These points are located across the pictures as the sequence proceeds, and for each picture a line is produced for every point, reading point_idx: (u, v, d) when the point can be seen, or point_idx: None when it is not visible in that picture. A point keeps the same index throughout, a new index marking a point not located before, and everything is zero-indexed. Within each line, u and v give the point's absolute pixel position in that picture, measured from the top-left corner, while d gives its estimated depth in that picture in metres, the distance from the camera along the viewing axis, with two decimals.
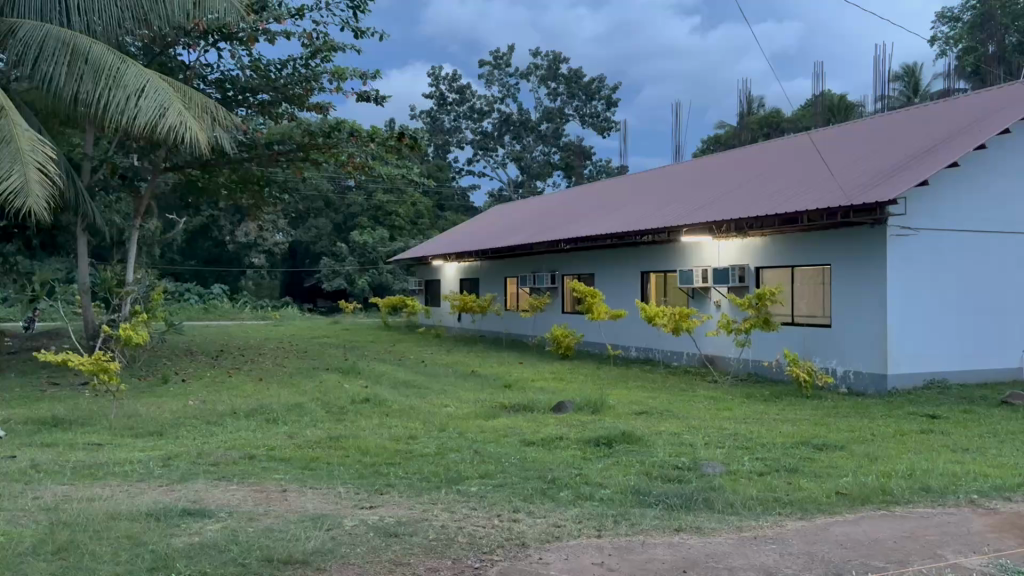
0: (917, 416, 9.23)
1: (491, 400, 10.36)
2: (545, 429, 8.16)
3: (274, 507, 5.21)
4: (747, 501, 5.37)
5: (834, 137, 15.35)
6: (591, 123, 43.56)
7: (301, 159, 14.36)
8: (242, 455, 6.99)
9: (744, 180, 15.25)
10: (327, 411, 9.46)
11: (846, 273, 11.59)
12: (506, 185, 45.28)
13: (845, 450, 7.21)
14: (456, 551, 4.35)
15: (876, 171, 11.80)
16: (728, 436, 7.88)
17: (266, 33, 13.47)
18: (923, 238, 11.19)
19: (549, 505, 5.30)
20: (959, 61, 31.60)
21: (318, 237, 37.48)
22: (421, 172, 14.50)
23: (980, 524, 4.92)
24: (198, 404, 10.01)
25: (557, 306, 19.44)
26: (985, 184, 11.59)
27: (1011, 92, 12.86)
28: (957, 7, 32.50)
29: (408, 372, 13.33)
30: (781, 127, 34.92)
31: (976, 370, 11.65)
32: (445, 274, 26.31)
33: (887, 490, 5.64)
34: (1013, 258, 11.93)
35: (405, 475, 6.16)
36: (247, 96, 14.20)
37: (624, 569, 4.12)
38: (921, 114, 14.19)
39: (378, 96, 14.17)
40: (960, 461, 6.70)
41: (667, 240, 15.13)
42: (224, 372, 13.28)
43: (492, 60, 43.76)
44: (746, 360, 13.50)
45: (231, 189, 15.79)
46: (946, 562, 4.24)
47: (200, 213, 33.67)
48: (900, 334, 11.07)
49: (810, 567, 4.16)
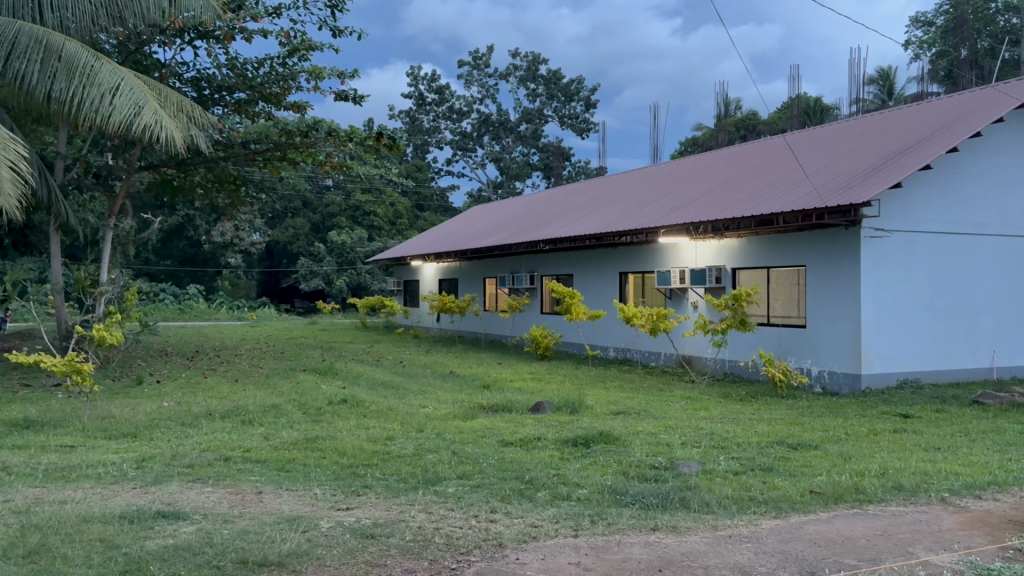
0: (891, 416, 9.31)
1: (469, 400, 10.39)
2: (523, 430, 8.19)
3: (250, 509, 5.17)
4: (721, 499, 5.43)
5: (810, 140, 15.46)
6: (570, 123, 43.65)
7: (277, 157, 14.27)
8: (218, 456, 6.95)
9: (721, 180, 15.39)
10: (303, 413, 9.43)
11: (820, 275, 11.71)
12: (485, 185, 45.20)
13: (818, 450, 7.26)
14: (432, 552, 4.34)
15: (849, 173, 11.97)
16: (704, 436, 7.91)
17: (243, 31, 13.38)
18: (897, 239, 11.32)
19: (527, 505, 5.32)
20: (932, 65, 31.85)
21: (295, 237, 37.39)
22: (400, 172, 14.45)
23: (950, 522, 4.99)
24: (173, 405, 9.95)
25: (536, 307, 19.48)
26: (958, 186, 11.80)
27: (982, 96, 13.06)
28: (931, 12, 32.64)
29: (387, 374, 13.24)
30: (757, 130, 35.31)
31: (949, 371, 11.80)
32: (424, 273, 26.28)
33: (860, 488, 5.71)
34: (983, 260, 12.12)
35: (383, 476, 6.16)
36: (223, 95, 14.12)
37: (600, 569, 4.13)
38: (897, 117, 14.31)
39: (357, 95, 14.06)
40: (932, 460, 6.77)
41: (645, 241, 15.19)
42: (199, 373, 13.20)
43: (471, 61, 43.79)
44: (723, 360, 13.60)
45: (207, 188, 15.64)
46: (916, 560, 4.29)
47: (175, 213, 33.40)
48: (874, 335, 11.20)
49: (784, 565, 4.19)
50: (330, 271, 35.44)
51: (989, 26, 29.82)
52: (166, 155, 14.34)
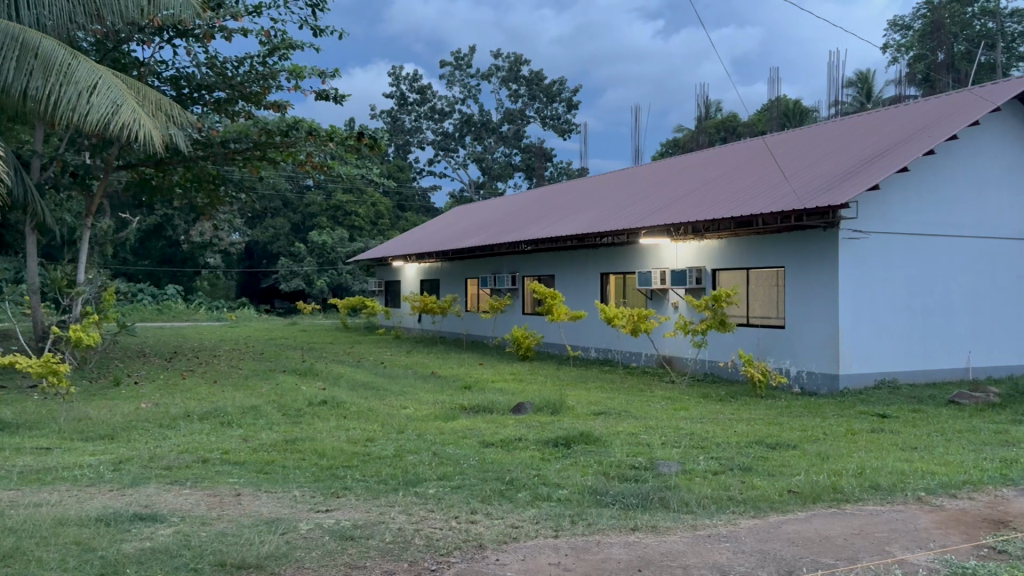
0: (868, 416, 9.40)
1: (450, 401, 10.38)
2: (505, 430, 8.21)
3: (228, 512, 5.13)
4: (700, 498, 5.45)
5: (789, 143, 15.57)
6: (551, 124, 43.72)
7: (256, 157, 14.17)
8: (196, 458, 6.89)
9: (702, 182, 15.46)
10: (283, 414, 9.37)
11: (799, 276, 11.79)
12: (467, 185, 45.18)
13: (796, 449, 7.32)
14: (412, 554, 4.33)
15: (827, 175, 12.05)
16: (684, 436, 7.95)
17: (223, 30, 13.30)
18: (874, 241, 11.43)
19: (508, 505, 5.33)
20: (910, 69, 32.14)
21: (275, 237, 37.19)
22: (381, 172, 14.42)
23: (926, 521, 5.04)
24: (151, 407, 9.85)
25: (518, 307, 19.49)
26: (933, 189, 11.95)
27: (959, 99, 13.19)
28: (908, 15, 32.92)
29: (368, 375, 13.15)
30: (737, 132, 35.55)
31: (926, 371, 11.92)
32: (406, 274, 26.21)
33: (838, 487, 5.76)
34: (960, 262, 12.27)
35: (363, 478, 6.13)
36: (202, 94, 14.01)
37: (580, 569, 4.14)
38: (875, 120, 14.44)
39: (337, 94, 14.00)
40: (909, 459, 6.84)
41: (626, 242, 15.24)
42: (178, 374, 13.03)
43: (453, 61, 43.72)
44: (703, 360, 13.67)
45: (185, 187, 15.51)
46: (893, 559, 4.33)
47: (153, 213, 33.06)
48: (852, 335, 11.29)
49: (763, 565, 4.22)
50: (310, 271, 35.24)
51: (965, 30, 30.21)
52: (145, 154, 14.20)
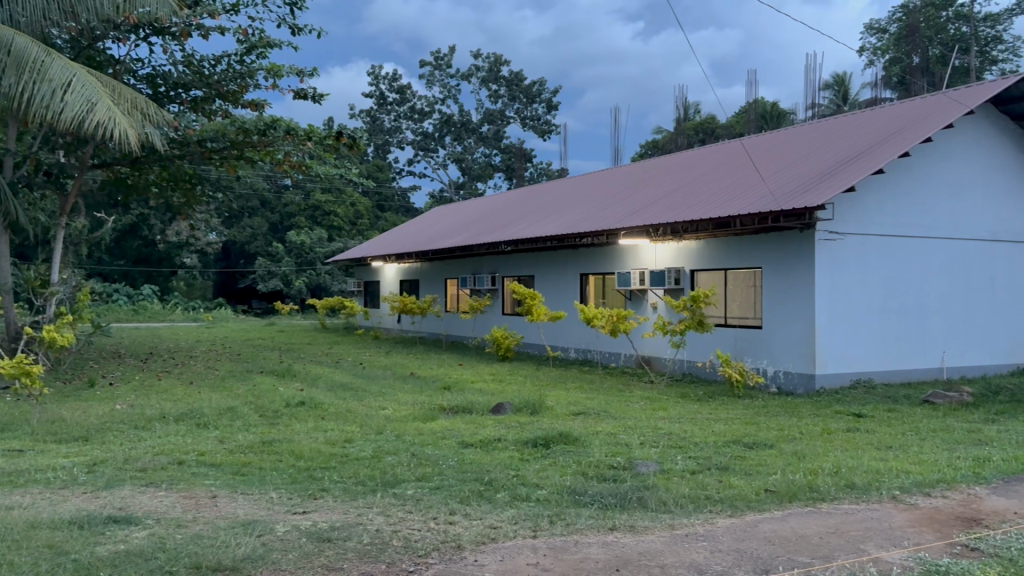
0: (844, 415, 9.48)
1: (429, 402, 10.35)
2: (484, 431, 8.21)
3: (204, 514, 5.09)
4: (678, 498, 5.48)
5: (767, 144, 15.68)
6: (531, 125, 43.75)
7: (234, 156, 14.05)
8: (171, 460, 6.82)
9: (680, 183, 15.53)
10: (260, 415, 9.30)
11: (776, 277, 11.88)
12: (447, 185, 45.11)
13: (773, 448, 7.38)
14: (390, 555, 4.31)
15: (804, 177, 12.15)
16: (662, 436, 7.97)
17: (200, 27, 13.19)
18: (850, 242, 11.54)
19: (487, 506, 5.33)
20: (885, 72, 32.46)
21: (253, 237, 36.96)
22: (359, 172, 14.36)
23: (900, 519, 5.09)
24: (126, 408, 9.75)
25: (498, 308, 19.49)
26: (908, 191, 12.09)
27: (933, 103, 13.34)
28: (884, 18, 33.19)
29: (346, 376, 13.08)
30: (716, 134, 35.77)
31: (901, 371, 12.04)
32: (385, 274, 26.14)
33: (814, 486, 5.80)
34: (934, 263, 12.41)
35: (340, 479, 6.10)
36: (178, 92, 13.89)
37: (558, 569, 4.14)
38: (851, 122, 14.57)
39: (316, 93, 13.92)
40: (884, 459, 6.91)
41: (605, 243, 15.28)
42: (153, 376, 12.87)
43: (433, 61, 43.62)
44: (681, 360, 13.74)
45: (161, 186, 15.35)
46: (868, 557, 4.37)
47: (129, 212, 32.69)
48: (828, 335, 11.38)
49: (739, 563, 4.24)
50: (288, 271, 35.01)
51: (940, 34, 30.56)
52: (120, 153, 14.03)
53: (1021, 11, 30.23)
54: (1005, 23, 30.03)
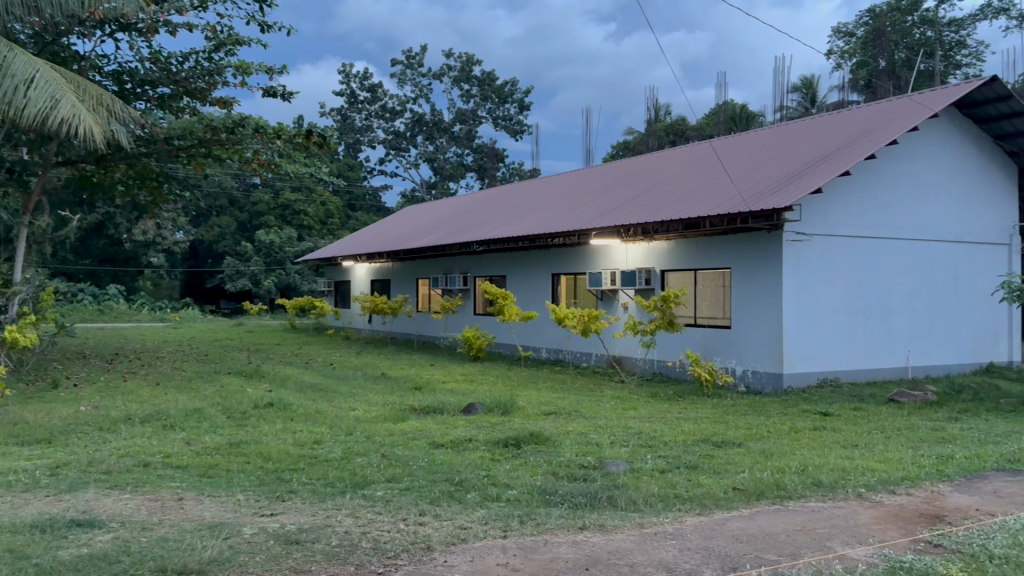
0: (811, 414, 9.60)
1: (399, 402, 10.29)
2: (455, 431, 8.19)
3: (169, 517, 5.02)
4: (647, 497, 5.50)
5: (736, 146, 15.82)
6: (503, 125, 43.77)
7: (201, 154, 13.85)
8: (136, 462, 6.73)
9: (651, 184, 15.62)
10: (227, 417, 9.20)
11: (745, 277, 11.99)
12: (419, 185, 45.00)
13: (741, 447, 7.45)
14: (358, 557, 4.29)
15: (772, 179, 12.27)
16: (632, 436, 7.99)
17: (167, 24, 13.02)
18: (817, 243, 11.69)
19: (457, 507, 5.32)
20: (852, 75, 32.92)
21: (221, 236, 36.57)
22: (330, 172, 14.28)
23: (865, 516, 5.16)
24: (90, 410, 9.57)
25: (469, 308, 19.46)
26: (874, 193, 12.26)
27: (898, 106, 13.54)
28: (851, 22, 33.56)
29: (315, 376, 13.01)
30: (686, 135, 36.11)
31: (867, 369, 12.20)
32: (355, 273, 25.99)
33: (781, 484, 5.86)
34: (899, 264, 12.60)
35: (309, 481, 6.04)
36: (145, 89, 13.71)
37: (527, 569, 4.14)
38: (820, 125, 14.73)
39: (285, 91, 13.79)
40: (850, 456, 7.01)
41: (576, 243, 15.32)
42: (118, 377, 12.73)
43: (404, 60, 43.46)
44: (651, 360, 13.81)
45: (128, 185, 15.11)
46: (833, 554, 4.42)
47: (94, 211, 32.16)
48: (796, 335, 11.50)
49: (707, 561, 4.28)
50: (257, 271, 34.69)
51: (906, 38, 31.10)
52: (85, 150, 13.77)
53: (984, 17, 30.79)
54: (969, 29, 30.55)
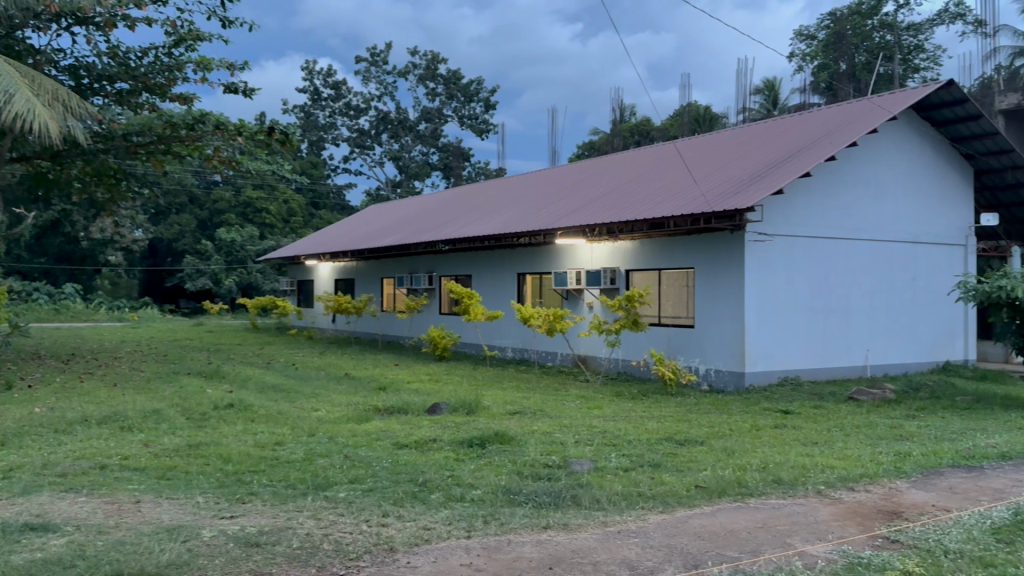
0: (772, 412, 9.74)
1: (363, 403, 10.20)
2: (419, 431, 8.15)
3: (126, 519, 4.93)
4: (611, 495, 5.52)
5: (699, 147, 15.97)
6: (469, 124, 43.67)
7: (161, 151, 13.60)
8: (93, 465, 6.59)
9: (615, 184, 15.70)
10: (187, 418, 9.04)
11: (708, 276, 12.10)
12: (384, 184, 44.71)
13: (704, 445, 7.51)
14: (320, 559, 4.24)
15: (735, 179, 12.40)
16: (596, 435, 8.00)
17: (126, 18, 12.79)
18: (778, 243, 11.83)
19: (421, 507, 5.29)
20: (814, 77, 33.37)
21: (180, 234, 36.08)
22: (292, 169, 14.14)
23: (825, 513, 5.22)
24: (44, 412, 9.34)
25: (434, 307, 19.39)
26: (834, 194, 12.46)
27: (857, 109, 13.76)
28: (812, 26, 34.05)
29: (277, 377, 12.87)
30: (651, 136, 36.44)
31: (827, 368, 12.38)
32: (319, 272, 25.77)
33: (743, 482, 5.92)
34: (858, 264, 12.81)
35: (269, 483, 5.96)
36: (103, 85, 13.46)
37: (491, 569, 4.13)
38: (782, 127, 14.90)
39: (247, 88, 13.62)
40: (810, 454, 7.10)
41: (541, 243, 15.34)
42: (74, 377, 12.54)
43: (369, 57, 43.18)
44: (616, 359, 13.88)
45: (84, 182, 14.77)
46: (794, 551, 4.47)
47: (50, 208, 31.45)
48: (758, 334, 11.63)
49: (669, 558, 4.30)
50: (218, 270, 34.23)
51: (866, 42, 31.66)
52: (40, 147, 13.43)
53: (942, 22, 31.38)
54: (926, 33, 31.20)
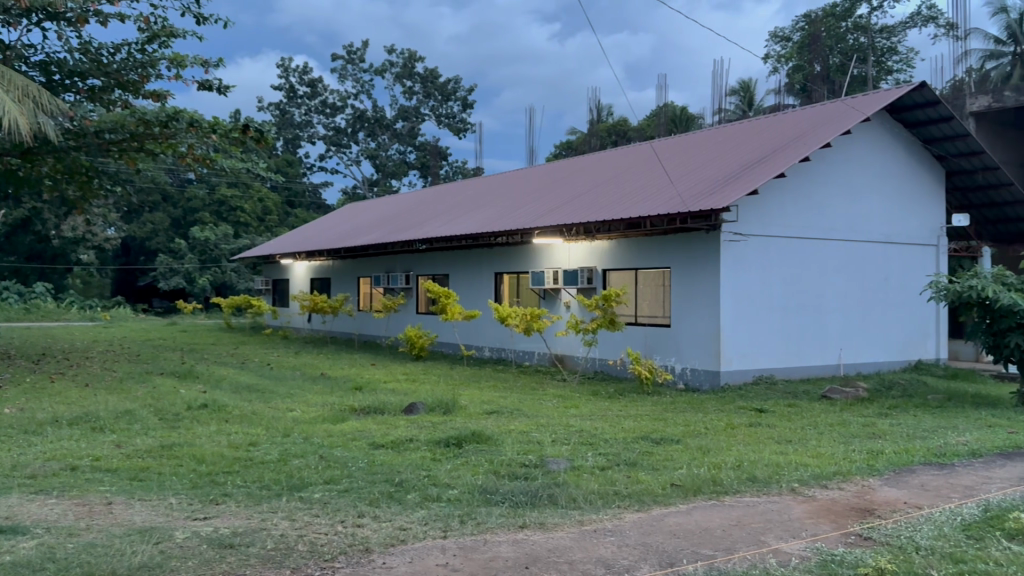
0: (747, 410, 9.82)
1: (338, 403, 10.15)
2: (396, 431, 8.12)
3: (98, 521, 4.86)
4: (587, 494, 5.53)
5: (675, 147, 16.05)
6: (446, 123, 43.56)
7: (134, 149, 13.43)
8: (63, 466, 6.50)
9: (593, 184, 15.73)
10: (160, 419, 8.94)
11: (684, 276, 12.16)
12: (360, 182, 44.48)
13: (680, 443, 7.56)
14: (295, 560, 4.21)
15: (711, 180, 12.47)
16: (573, 434, 8.03)
17: (98, 14, 12.63)
18: (753, 243, 11.92)
19: (397, 507, 5.27)
20: (789, 79, 33.66)
21: (153, 233, 35.75)
22: (268, 167, 14.03)
23: (799, 511, 5.27)
24: (14, 412, 9.19)
25: (411, 307, 19.34)
26: (808, 195, 12.57)
27: (831, 110, 13.89)
28: (787, 27, 34.38)
29: (252, 377, 12.77)
30: (628, 136, 36.62)
31: (801, 367, 12.49)
32: (295, 271, 25.58)
33: (718, 480, 5.96)
34: (832, 264, 12.94)
35: (244, 484, 5.92)
36: (75, 81, 13.28)
37: (467, 569, 4.12)
38: (758, 127, 15.01)
39: (221, 85, 13.50)
40: (784, 452, 7.17)
41: (518, 242, 15.34)
42: (44, 377, 12.38)
43: (345, 55, 42.98)
44: (593, 359, 13.92)
45: (55, 179, 14.56)
46: (768, 548, 4.51)
47: (20, 205, 30.96)
48: (733, 333, 11.71)
49: (645, 557, 4.32)
50: (191, 269, 33.90)
51: (840, 44, 32.08)
52: (10, 143, 13.18)
53: (914, 25, 31.79)
54: (899, 36, 31.62)
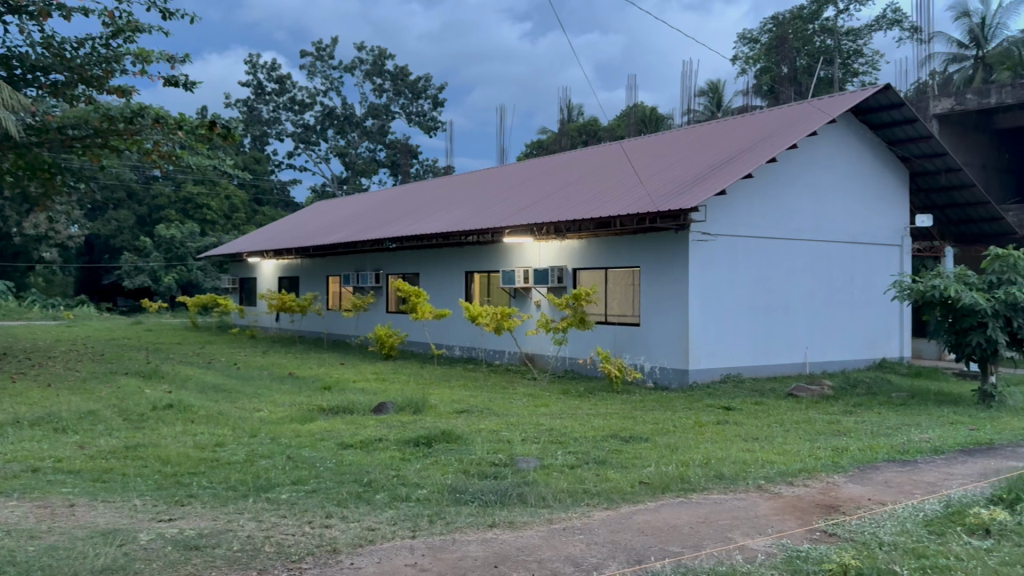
0: (714, 408, 9.92)
1: (306, 403, 10.05)
2: (365, 431, 8.07)
3: (60, 524, 4.78)
4: (556, 493, 5.55)
5: (645, 147, 16.14)
6: (416, 121, 43.40)
7: (98, 145, 13.21)
8: (24, 468, 6.38)
9: (563, 183, 15.77)
10: (124, 420, 8.80)
11: (653, 275, 12.24)
12: (329, 180, 44.14)
13: (648, 442, 7.60)
14: (262, 561, 4.18)
15: (680, 180, 12.56)
16: (543, 432, 8.05)
17: (61, 8, 12.41)
18: (721, 243, 12.04)
19: (366, 508, 5.24)
20: (757, 80, 34.00)
21: (118, 231, 35.25)
22: (235, 165, 13.90)
23: (766, 507, 5.33)
24: None
25: (381, 306, 19.25)
26: (775, 195, 12.71)
27: (798, 112, 14.05)
28: (756, 29, 34.85)
29: (219, 377, 12.63)
30: (599, 136, 36.80)
31: (767, 365, 12.63)
32: (262, 270, 25.34)
33: (686, 478, 6.01)
34: (798, 263, 13.10)
35: (210, 484, 5.86)
36: (37, 76, 13.03)
37: (435, 569, 4.11)
38: (726, 128, 15.13)
39: (187, 81, 13.32)
40: (751, 449, 7.24)
41: (489, 241, 15.34)
42: (4, 377, 12.15)
43: (315, 51, 42.66)
44: (563, 358, 13.95)
45: (16, 175, 14.28)
46: (735, 545, 4.56)
47: None
48: (701, 332, 11.80)
49: (614, 555, 4.34)
50: (157, 268, 33.50)
51: (807, 46, 32.48)
52: None
53: (879, 28, 32.24)
54: (865, 39, 32.11)
